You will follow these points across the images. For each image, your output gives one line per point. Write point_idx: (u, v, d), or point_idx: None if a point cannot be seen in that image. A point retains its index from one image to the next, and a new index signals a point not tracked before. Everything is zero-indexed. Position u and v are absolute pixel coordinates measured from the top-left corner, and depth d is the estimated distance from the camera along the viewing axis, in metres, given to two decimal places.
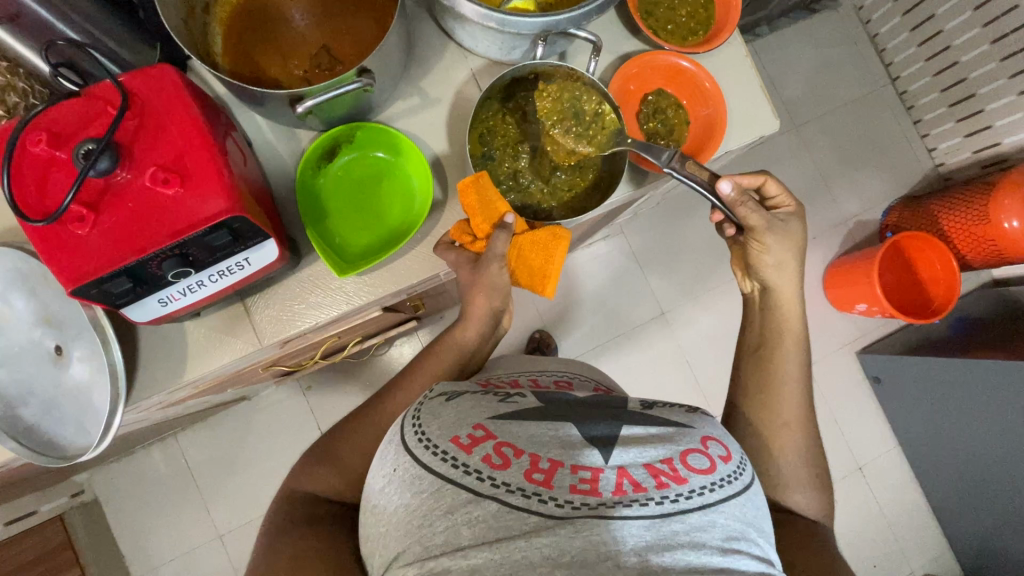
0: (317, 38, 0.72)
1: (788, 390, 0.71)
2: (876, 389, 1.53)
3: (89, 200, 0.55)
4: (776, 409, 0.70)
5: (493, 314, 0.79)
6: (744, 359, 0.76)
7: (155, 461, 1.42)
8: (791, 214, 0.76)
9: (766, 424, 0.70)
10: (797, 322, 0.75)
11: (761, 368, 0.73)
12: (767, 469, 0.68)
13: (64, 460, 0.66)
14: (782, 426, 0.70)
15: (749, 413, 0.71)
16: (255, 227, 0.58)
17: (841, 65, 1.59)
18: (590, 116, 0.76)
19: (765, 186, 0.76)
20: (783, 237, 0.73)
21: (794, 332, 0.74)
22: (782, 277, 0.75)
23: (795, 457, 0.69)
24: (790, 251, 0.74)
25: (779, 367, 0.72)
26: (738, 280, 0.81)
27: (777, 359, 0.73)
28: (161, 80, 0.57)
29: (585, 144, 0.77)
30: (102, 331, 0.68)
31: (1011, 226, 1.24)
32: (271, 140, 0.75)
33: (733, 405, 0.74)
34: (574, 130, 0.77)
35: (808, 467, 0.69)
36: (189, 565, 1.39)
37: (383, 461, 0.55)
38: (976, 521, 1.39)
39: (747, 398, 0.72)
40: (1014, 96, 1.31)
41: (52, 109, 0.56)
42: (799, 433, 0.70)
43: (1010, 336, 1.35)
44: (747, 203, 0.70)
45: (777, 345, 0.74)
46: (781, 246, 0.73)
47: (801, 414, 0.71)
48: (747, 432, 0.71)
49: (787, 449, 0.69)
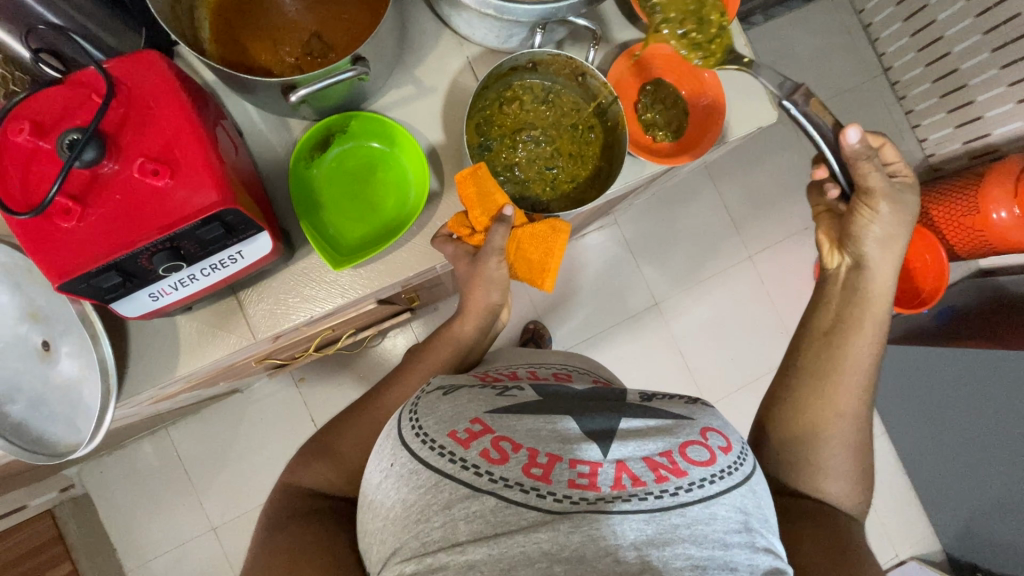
0: (308, 24, 0.71)
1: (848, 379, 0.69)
2: (865, 378, 1.55)
3: (75, 192, 0.53)
4: (824, 400, 0.69)
5: (491, 308, 0.78)
6: (810, 340, 0.73)
7: (146, 453, 1.41)
8: (906, 189, 0.74)
9: (820, 413, 0.68)
10: (880, 312, 0.72)
11: (824, 354, 0.71)
12: (805, 459, 0.68)
13: (56, 457, 0.66)
14: (837, 417, 0.68)
15: (805, 398, 0.70)
16: (247, 219, 0.57)
17: (834, 54, 1.59)
18: (711, 31, 0.72)
19: (881, 151, 0.75)
20: (897, 207, 0.72)
21: (877, 319, 0.71)
22: (890, 250, 0.72)
23: (841, 450, 0.68)
24: (902, 224, 0.72)
25: (850, 354, 0.70)
26: (823, 254, 0.78)
27: (849, 345, 0.70)
28: (148, 68, 0.55)
29: (700, 54, 0.72)
30: (91, 326, 0.66)
31: (1001, 217, 1.24)
32: (262, 129, 0.73)
33: (788, 386, 0.72)
34: (693, 37, 0.72)
35: (852, 461, 0.68)
36: (182, 556, 1.39)
37: (379, 455, 0.55)
38: (959, 506, 1.43)
39: (806, 382, 0.71)
40: (1004, 88, 1.32)
41: (34, 98, 0.53)
42: (850, 427, 0.68)
43: (996, 325, 1.37)
44: (869, 158, 0.69)
45: (853, 330, 0.71)
46: (892, 219, 0.71)
47: (857, 408, 0.69)
48: (792, 418, 0.70)
49: (835, 441, 0.68)
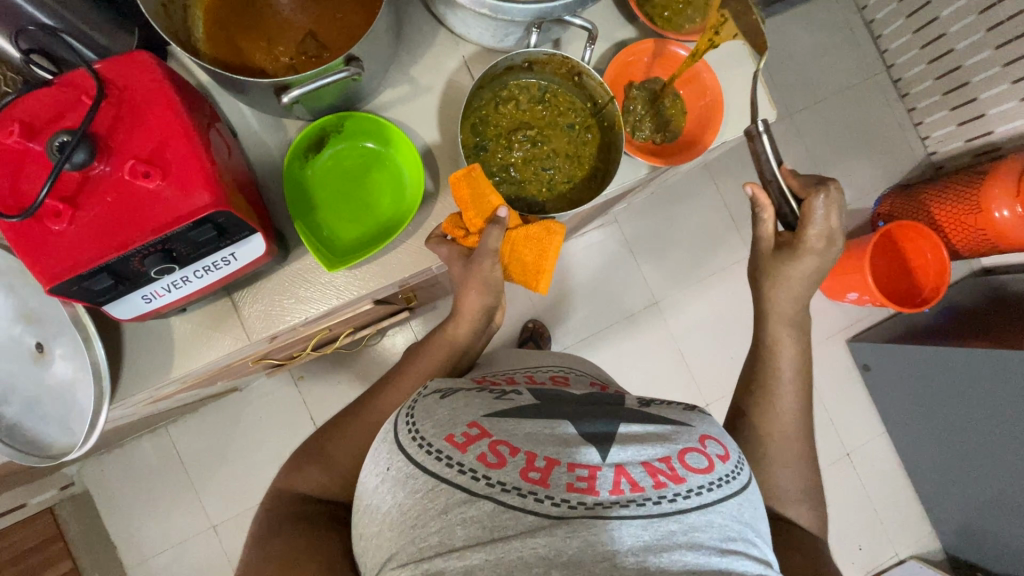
0: (303, 23, 0.70)
1: (789, 382, 0.73)
2: (865, 377, 1.55)
3: (66, 194, 0.53)
4: (762, 398, 0.72)
5: (486, 310, 0.78)
6: (750, 360, 0.77)
7: (146, 451, 1.41)
8: (811, 250, 0.72)
9: (752, 428, 0.71)
10: (795, 356, 0.74)
11: (762, 361, 0.75)
12: (763, 466, 0.69)
13: (49, 460, 0.65)
14: (766, 436, 0.70)
15: (747, 410, 0.73)
16: (240, 222, 0.57)
17: (836, 51, 1.58)
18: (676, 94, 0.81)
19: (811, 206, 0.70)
20: (785, 266, 0.74)
21: (790, 358, 0.74)
22: (781, 298, 0.75)
23: (779, 464, 0.69)
24: (800, 280, 0.74)
25: (776, 378, 0.73)
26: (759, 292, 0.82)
27: (776, 371, 0.74)
28: (139, 69, 0.54)
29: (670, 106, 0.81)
30: (83, 328, 0.66)
31: (1003, 216, 1.23)
32: (257, 130, 0.73)
33: (738, 398, 0.75)
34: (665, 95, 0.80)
35: (798, 473, 0.69)
36: (182, 554, 1.39)
37: (375, 459, 0.54)
38: (959, 505, 1.43)
39: (748, 395, 0.73)
40: (1007, 85, 1.31)
41: (25, 100, 0.53)
42: (789, 444, 0.70)
43: (997, 324, 1.36)
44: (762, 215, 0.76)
45: (774, 362, 0.74)
46: (778, 272, 0.74)
47: (784, 430, 0.71)
48: (744, 424, 0.71)
49: (774, 454, 0.69)
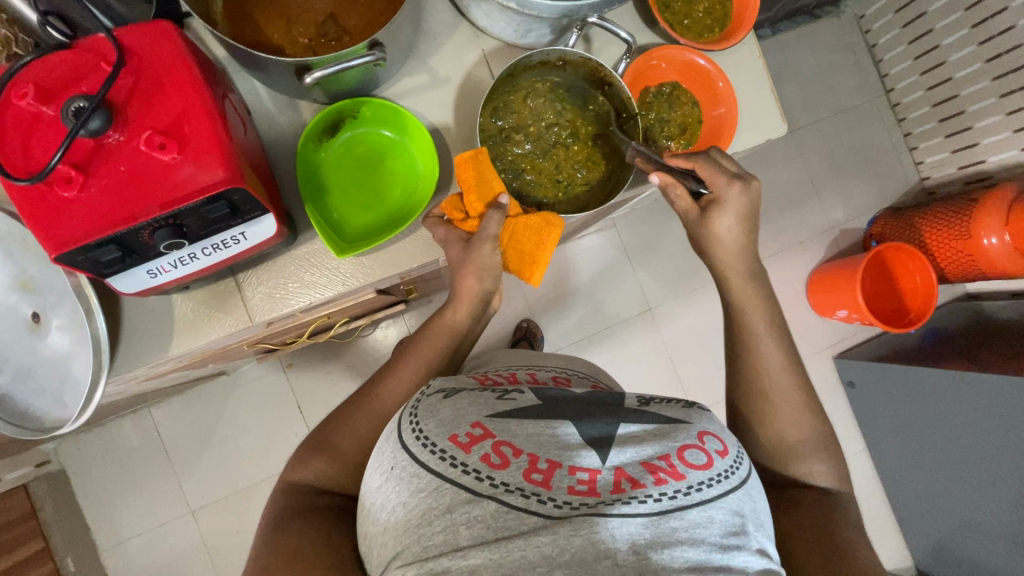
0: (323, 5, 0.70)
1: (772, 355, 0.70)
2: (849, 395, 1.57)
3: (78, 160, 0.51)
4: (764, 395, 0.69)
5: (484, 295, 0.77)
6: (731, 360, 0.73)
7: (126, 432, 1.38)
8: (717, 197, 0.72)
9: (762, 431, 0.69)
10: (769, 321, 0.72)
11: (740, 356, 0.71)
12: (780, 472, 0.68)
13: (41, 432, 0.64)
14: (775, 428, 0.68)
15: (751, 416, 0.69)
16: (254, 200, 0.56)
17: (839, 72, 1.60)
18: (690, 102, 0.81)
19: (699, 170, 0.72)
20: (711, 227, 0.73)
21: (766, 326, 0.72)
22: (725, 255, 0.74)
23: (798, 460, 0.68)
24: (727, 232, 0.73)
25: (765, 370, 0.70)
26: None
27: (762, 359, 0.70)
28: (160, 38, 0.53)
29: (688, 114, 0.81)
30: (85, 299, 0.64)
31: (991, 243, 1.26)
32: (271, 110, 0.72)
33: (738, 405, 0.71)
34: (684, 104, 0.81)
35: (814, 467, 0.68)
36: (157, 539, 1.37)
37: (378, 459, 0.54)
38: (931, 523, 1.46)
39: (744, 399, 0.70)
40: (1002, 116, 1.34)
41: (40, 62, 0.51)
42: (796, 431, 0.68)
43: (980, 348, 1.40)
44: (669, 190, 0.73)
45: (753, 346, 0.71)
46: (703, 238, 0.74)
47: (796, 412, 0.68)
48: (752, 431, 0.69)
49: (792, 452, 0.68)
